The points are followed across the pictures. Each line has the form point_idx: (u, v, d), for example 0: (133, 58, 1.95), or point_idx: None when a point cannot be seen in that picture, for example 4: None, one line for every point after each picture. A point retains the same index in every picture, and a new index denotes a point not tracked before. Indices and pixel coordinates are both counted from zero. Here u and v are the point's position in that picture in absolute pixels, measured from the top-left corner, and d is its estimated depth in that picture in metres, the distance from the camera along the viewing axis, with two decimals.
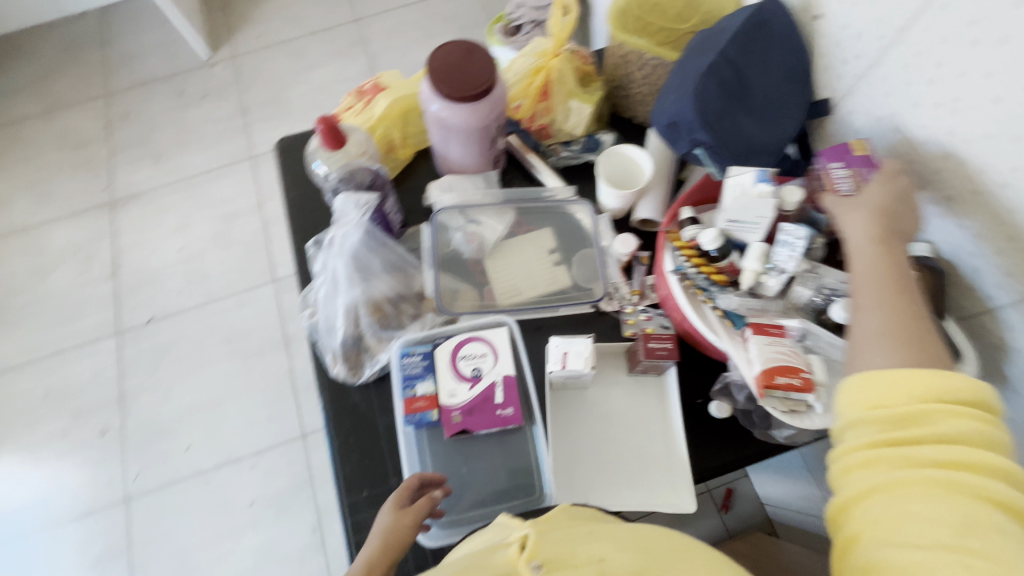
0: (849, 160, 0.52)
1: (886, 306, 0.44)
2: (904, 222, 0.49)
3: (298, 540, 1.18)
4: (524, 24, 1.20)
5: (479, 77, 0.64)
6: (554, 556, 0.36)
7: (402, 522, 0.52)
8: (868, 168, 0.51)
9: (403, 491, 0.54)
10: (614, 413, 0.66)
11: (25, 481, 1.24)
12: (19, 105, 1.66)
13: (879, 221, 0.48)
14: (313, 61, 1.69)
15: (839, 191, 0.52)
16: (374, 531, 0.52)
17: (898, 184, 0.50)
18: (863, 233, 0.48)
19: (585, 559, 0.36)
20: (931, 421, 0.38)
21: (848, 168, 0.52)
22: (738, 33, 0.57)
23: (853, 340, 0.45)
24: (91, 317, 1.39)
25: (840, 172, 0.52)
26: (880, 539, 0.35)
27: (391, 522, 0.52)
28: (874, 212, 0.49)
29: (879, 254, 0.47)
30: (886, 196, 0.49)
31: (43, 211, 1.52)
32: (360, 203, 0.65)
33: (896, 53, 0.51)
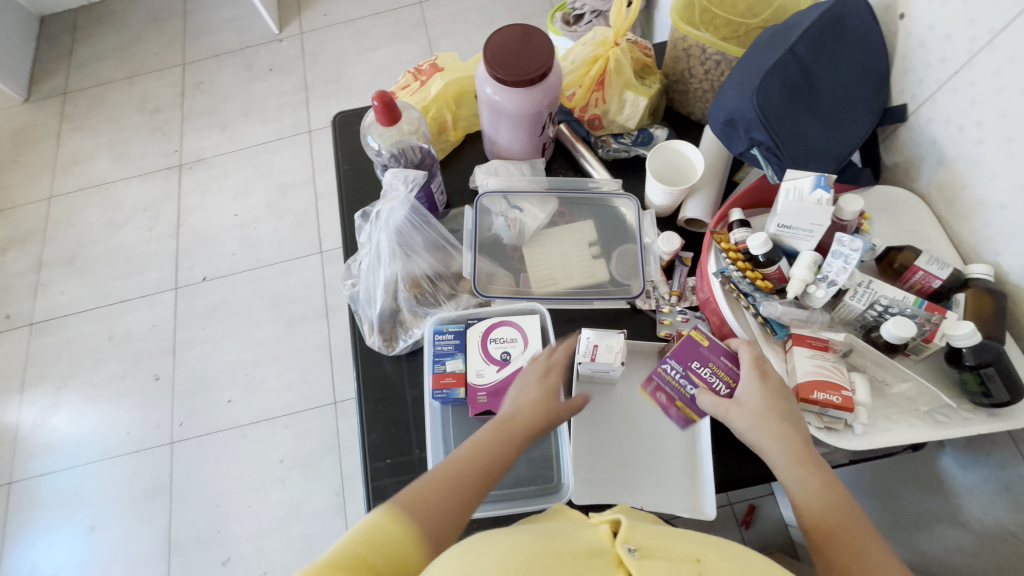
0: (703, 357, 0.58)
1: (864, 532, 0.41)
2: (797, 415, 0.48)
3: (322, 500, 1.23)
4: (585, 14, 1.19)
5: (536, 61, 0.63)
6: (647, 543, 0.37)
7: (554, 400, 0.56)
8: (722, 359, 0.57)
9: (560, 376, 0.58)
10: (643, 415, 0.64)
11: (86, 414, 1.35)
12: (106, 68, 1.79)
13: (786, 432, 0.46)
14: (376, 42, 1.73)
15: (716, 389, 0.56)
16: (526, 393, 0.56)
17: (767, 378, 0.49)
18: (776, 448, 0.46)
19: (680, 556, 0.36)
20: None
21: (708, 366, 0.57)
22: (811, 29, 0.54)
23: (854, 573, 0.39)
24: (154, 271, 1.49)
25: (705, 370, 0.57)
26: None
27: (547, 397, 0.55)
28: (764, 412, 0.47)
29: (812, 477, 0.44)
30: (762, 395, 0.48)
31: (120, 169, 1.63)
32: (407, 179, 0.64)
33: (988, 57, 0.47)
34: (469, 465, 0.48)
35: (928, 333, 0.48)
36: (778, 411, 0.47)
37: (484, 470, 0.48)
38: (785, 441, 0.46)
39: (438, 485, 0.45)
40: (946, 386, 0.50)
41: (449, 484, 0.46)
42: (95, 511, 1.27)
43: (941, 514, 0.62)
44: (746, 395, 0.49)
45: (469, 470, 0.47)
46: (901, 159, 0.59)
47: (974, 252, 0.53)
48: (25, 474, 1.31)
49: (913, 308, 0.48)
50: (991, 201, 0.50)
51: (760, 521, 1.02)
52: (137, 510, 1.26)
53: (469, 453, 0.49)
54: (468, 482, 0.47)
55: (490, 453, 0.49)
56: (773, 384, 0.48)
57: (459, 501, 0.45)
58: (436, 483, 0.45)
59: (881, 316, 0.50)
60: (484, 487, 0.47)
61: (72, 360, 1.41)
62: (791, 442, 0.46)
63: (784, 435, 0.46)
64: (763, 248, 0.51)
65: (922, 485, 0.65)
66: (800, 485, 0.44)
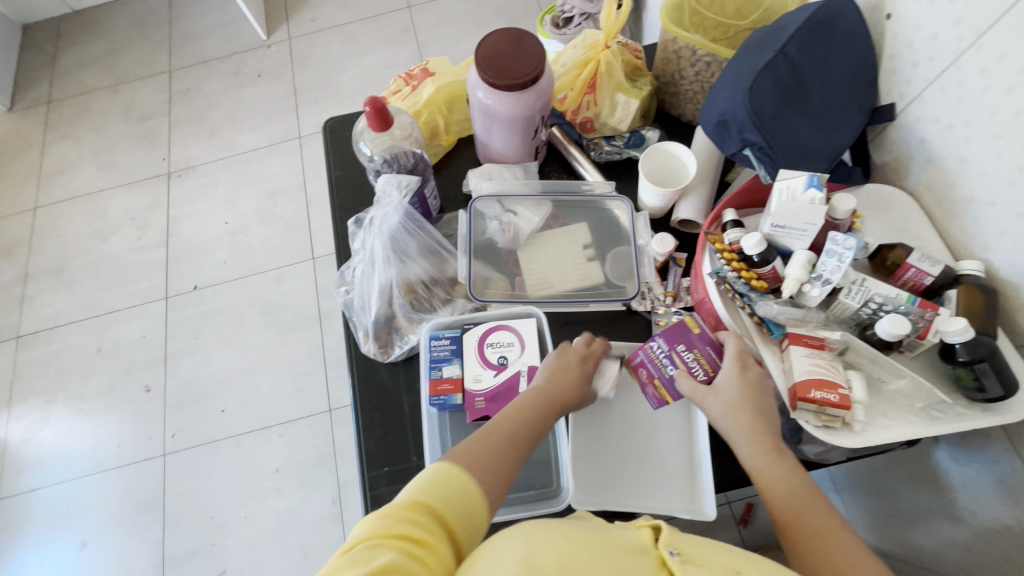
0: (690, 342, 0.55)
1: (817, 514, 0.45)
2: (768, 407, 0.51)
3: (319, 509, 1.22)
4: (574, 16, 1.19)
5: (528, 65, 0.63)
6: (689, 550, 0.40)
7: (587, 375, 0.58)
8: (709, 346, 0.55)
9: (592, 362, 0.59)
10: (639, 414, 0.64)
11: (76, 428, 1.33)
12: (91, 76, 1.77)
13: (757, 421, 0.50)
14: (364, 47, 1.73)
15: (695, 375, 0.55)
16: (562, 366, 0.58)
17: (746, 372, 0.52)
18: (746, 435, 0.50)
19: (721, 566, 0.39)
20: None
21: (692, 351, 0.55)
22: (801, 30, 0.55)
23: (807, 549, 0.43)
24: (143, 281, 1.47)
25: (688, 354, 0.55)
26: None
27: (582, 372, 0.58)
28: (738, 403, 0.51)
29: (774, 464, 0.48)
30: (739, 387, 0.51)
31: (107, 178, 1.61)
32: (401, 183, 0.64)
33: (974, 57, 0.48)
34: (507, 427, 0.51)
35: (922, 329, 0.48)
36: (749, 402, 0.51)
37: (523, 431, 0.51)
38: (755, 429, 0.49)
39: (481, 443, 0.49)
40: (941, 382, 0.50)
41: (492, 441, 0.49)
42: (86, 526, 1.24)
43: (937, 509, 0.62)
44: (724, 384, 0.52)
45: (508, 429, 0.51)
46: (890, 158, 0.60)
47: (964, 248, 0.54)
48: (13, 491, 1.29)
49: (908, 305, 0.49)
50: (980, 198, 0.51)
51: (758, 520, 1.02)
52: (130, 524, 1.24)
53: (511, 415, 0.52)
54: (510, 440, 0.50)
55: (529, 418, 0.53)
56: (751, 378, 0.51)
57: (503, 456, 0.48)
58: (479, 442, 0.49)
59: (875, 314, 0.50)
60: (527, 446, 0.51)
61: (60, 373, 1.39)
62: (757, 433, 0.50)
63: (752, 427, 0.50)
64: (757, 250, 0.51)
65: (917, 480, 0.66)
66: (766, 469, 0.48)
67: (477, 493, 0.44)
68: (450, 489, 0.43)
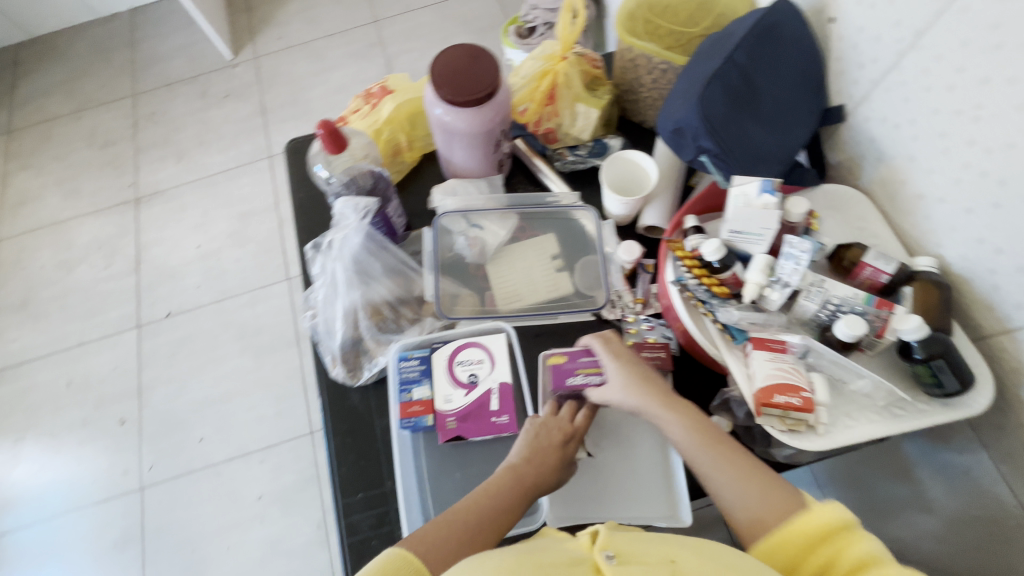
0: (569, 370, 0.60)
1: (724, 462, 0.50)
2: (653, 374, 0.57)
3: (303, 535, 1.19)
4: (538, 26, 1.20)
5: (483, 81, 0.63)
6: (625, 549, 0.40)
7: (564, 461, 0.55)
8: (581, 360, 0.60)
9: (562, 432, 0.56)
10: (611, 423, 0.63)
11: (48, 466, 1.29)
12: (52, 104, 1.73)
13: (651, 394, 0.55)
14: (332, 63, 1.72)
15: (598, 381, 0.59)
16: (540, 448, 0.55)
17: (617, 350, 0.58)
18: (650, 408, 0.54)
19: (657, 559, 0.39)
20: (832, 548, 0.43)
21: (578, 374, 0.59)
22: (748, 36, 0.55)
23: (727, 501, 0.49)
24: (114, 311, 1.44)
25: (579, 378, 0.59)
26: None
27: (560, 458, 0.55)
28: (627, 384, 0.55)
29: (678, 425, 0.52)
30: (631, 371, 0.56)
31: (72, 206, 1.57)
32: (358, 207, 0.62)
33: (914, 58, 0.48)
34: (473, 511, 0.50)
35: (880, 328, 0.48)
36: (640, 381, 0.55)
37: (488, 517, 0.50)
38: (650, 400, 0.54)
39: (443, 529, 0.47)
40: (900, 378, 0.51)
41: (454, 525, 0.48)
42: (62, 567, 1.20)
43: (910, 500, 0.63)
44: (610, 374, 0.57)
45: (471, 515, 0.49)
46: (844, 158, 0.61)
47: (918, 244, 0.54)
48: None
49: (863, 305, 0.49)
50: (930, 194, 0.51)
51: None
52: (107, 563, 1.20)
53: (475, 501, 0.50)
54: (475, 530, 0.48)
55: (496, 500, 0.51)
56: (627, 358, 0.57)
57: (464, 542, 0.47)
58: (441, 525, 0.48)
59: (833, 315, 0.50)
60: (492, 533, 0.49)
61: (28, 411, 1.34)
62: (653, 392, 0.55)
63: (652, 392, 0.55)
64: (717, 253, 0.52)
65: (891, 472, 0.66)
66: (673, 427, 0.53)
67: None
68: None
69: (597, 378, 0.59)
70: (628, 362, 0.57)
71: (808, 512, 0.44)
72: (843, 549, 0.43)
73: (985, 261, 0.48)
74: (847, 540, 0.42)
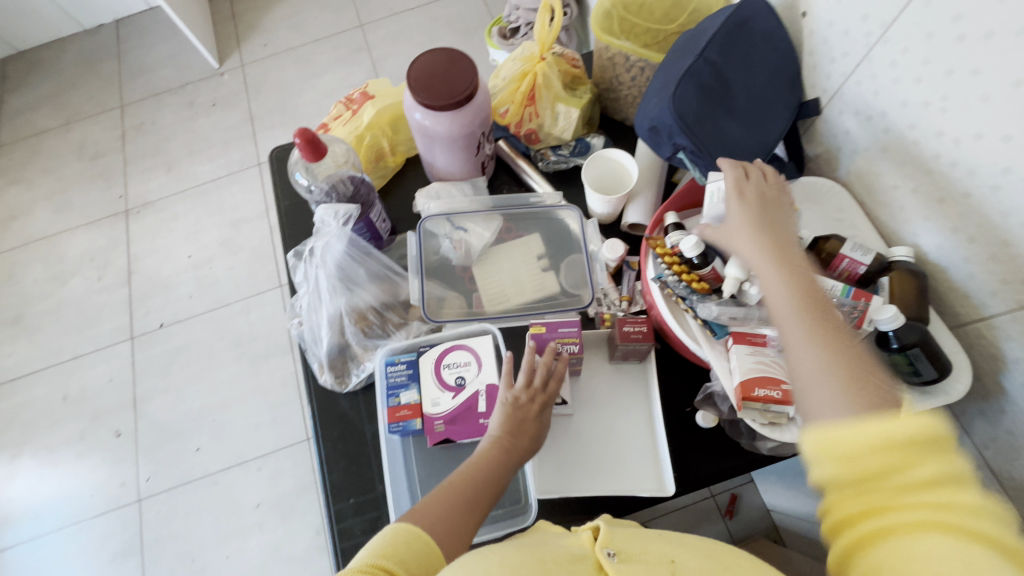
0: (549, 338, 0.60)
1: (819, 334, 0.41)
2: (795, 242, 0.48)
3: (303, 541, 1.20)
4: (520, 26, 1.20)
5: (461, 84, 0.63)
6: (625, 547, 0.41)
7: (543, 427, 0.55)
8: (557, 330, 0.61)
9: (540, 397, 0.56)
10: (600, 399, 0.64)
11: (46, 479, 1.29)
12: (40, 117, 1.72)
13: (775, 249, 0.46)
14: (319, 68, 1.71)
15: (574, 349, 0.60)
16: (520, 421, 0.54)
17: (752, 194, 0.49)
18: (762, 259, 0.46)
19: (656, 558, 0.40)
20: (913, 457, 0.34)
21: (556, 341, 0.60)
22: (719, 33, 0.55)
23: (794, 375, 0.41)
24: (108, 323, 1.44)
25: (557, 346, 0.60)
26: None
27: (540, 425, 0.55)
28: (752, 228, 0.47)
29: (788, 282, 0.44)
30: (756, 220, 0.48)
31: (62, 220, 1.57)
32: (338, 213, 0.62)
33: (883, 51, 0.49)
34: (468, 484, 0.49)
35: (858, 319, 0.48)
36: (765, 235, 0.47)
37: (479, 486, 0.50)
38: (767, 254, 0.46)
39: (439, 501, 0.47)
40: None
41: (450, 497, 0.48)
42: None
43: None
44: (733, 221, 0.49)
45: (463, 483, 0.49)
46: (821, 150, 0.61)
47: (895, 235, 0.55)
48: None
49: (842, 297, 0.49)
50: (904, 186, 0.52)
51: (742, 510, 1.09)
52: None
53: (465, 474, 0.50)
54: (471, 501, 0.48)
55: (488, 472, 0.51)
56: (753, 203, 0.48)
57: (462, 517, 0.47)
58: (437, 499, 0.48)
59: None
60: (485, 503, 0.49)
61: (26, 426, 1.34)
62: (768, 248, 0.46)
63: (771, 246, 0.46)
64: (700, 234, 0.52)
65: None
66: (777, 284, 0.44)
67: (437, 562, 0.43)
68: (410, 552, 0.42)
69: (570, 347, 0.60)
70: (759, 206, 0.49)
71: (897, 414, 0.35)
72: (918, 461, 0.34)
73: (960, 250, 0.48)
74: (923, 458, 0.33)
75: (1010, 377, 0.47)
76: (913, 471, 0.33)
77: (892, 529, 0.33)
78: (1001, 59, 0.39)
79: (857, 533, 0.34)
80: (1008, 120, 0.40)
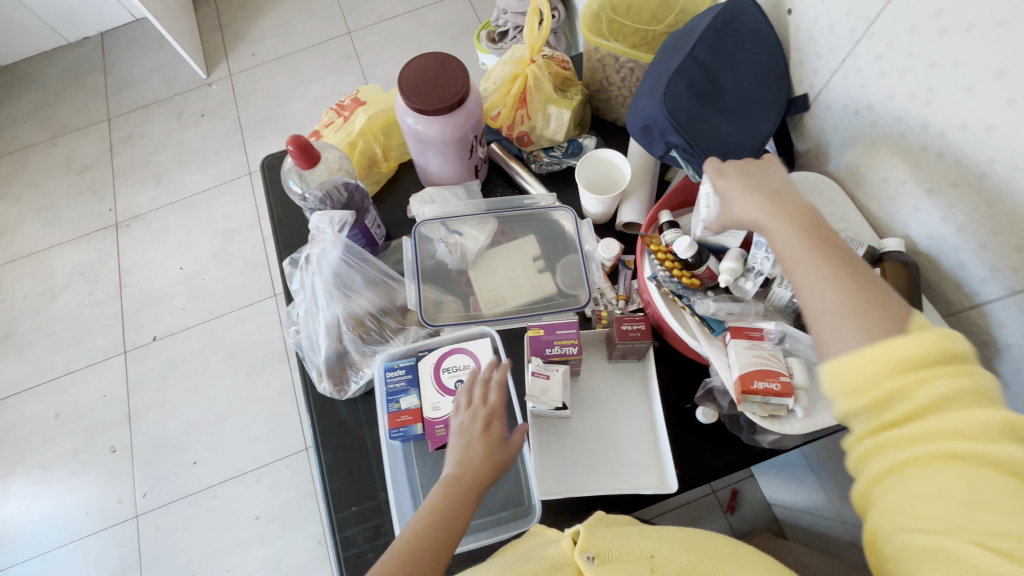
0: (547, 341, 0.60)
1: (828, 274, 0.39)
2: (789, 188, 0.46)
3: (305, 552, 1.19)
4: (509, 30, 1.21)
5: (452, 88, 0.63)
6: (605, 549, 0.41)
7: (498, 443, 0.51)
8: (555, 332, 0.60)
9: (490, 418, 0.52)
10: (600, 399, 0.65)
11: (40, 498, 1.27)
12: (25, 131, 1.71)
13: (771, 199, 0.44)
14: (308, 76, 1.71)
15: (573, 351, 0.59)
16: (467, 446, 0.50)
17: (734, 165, 0.48)
18: (759, 212, 0.44)
19: (636, 556, 0.41)
20: (918, 380, 0.34)
21: (555, 343, 0.60)
22: (707, 32, 0.56)
23: (811, 322, 0.40)
24: (100, 337, 1.42)
25: (556, 347, 0.60)
26: (904, 524, 0.33)
27: (491, 443, 0.51)
28: (745, 188, 0.46)
29: (787, 227, 0.42)
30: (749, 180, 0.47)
31: (51, 235, 1.55)
32: (333, 220, 0.62)
33: (868, 46, 0.49)
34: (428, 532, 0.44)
35: None
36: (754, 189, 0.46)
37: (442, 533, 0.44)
38: (762, 205, 0.44)
39: None
40: None
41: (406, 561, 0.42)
42: None
43: None
44: (722, 184, 0.48)
45: (428, 548, 0.43)
46: (811, 145, 0.62)
47: (886, 226, 0.56)
48: None
49: None
50: (892, 178, 0.52)
51: (743, 505, 1.09)
52: None
53: (419, 528, 0.44)
54: (429, 552, 0.43)
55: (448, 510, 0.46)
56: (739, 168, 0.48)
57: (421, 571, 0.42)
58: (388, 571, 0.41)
59: None
60: (447, 549, 0.44)
61: (18, 444, 1.32)
62: (765, 200, 0.44)
63: (773, 198, 0.44)
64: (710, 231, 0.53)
65: None
66: (782, 233, 0.43)
67: None
68: None
69: (570, 349, 0.59)
70: (750, 171, 0.48)
71: (908, 337, 0.35)
72: (924, 383, 0.34)
73: (950, 239, 0.49)
74: (939, 384, 0.34)
75: (1003, 362, 0.48)
76: (921, 393, 0.34)
77: (905, 457, 0.34)
78: (983, 51, 0.40)
79: (874, 463, 0.35)
80: (991, 110, 0.41)
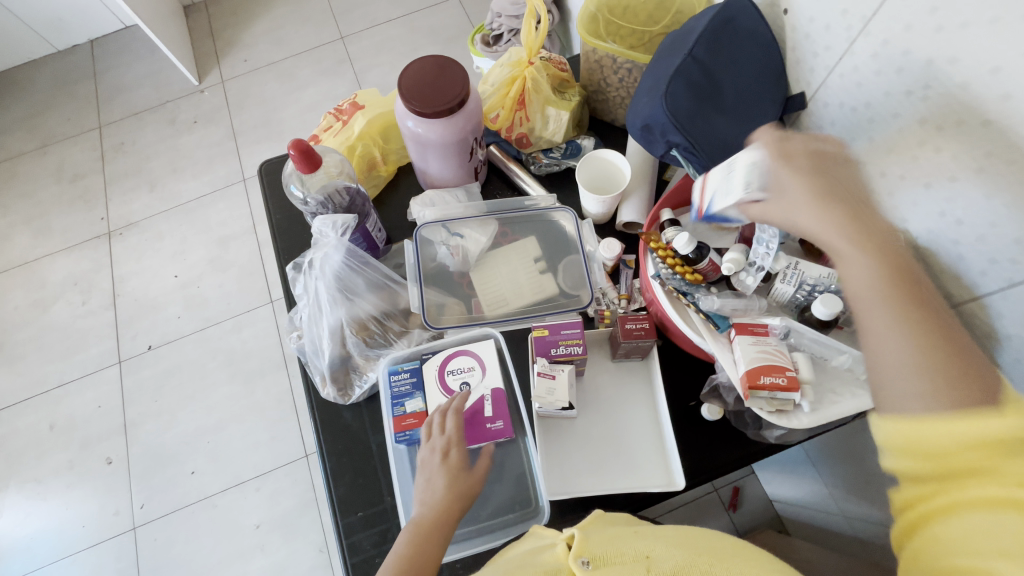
0: (552, 341, 0.60)
1: (906, 326, 0.38)
2: (872, 212, 0.43)
3: (306, 560, 1.17)
4: (504, 33, 1.21)
5: (452, 91, 0.64)
6: (600, 553, 0.42)
7: (461, 470, 0.53)
8: (559, 331, 0.61)
9: (451, 447, 0.54)
10: (605, 399, 0.65)
11: (35, 512, 1.25)
12: (15, 141, 1.69)
13: (852, 225, 0.41)
14: (302, 81, 1.71)
15: (578, 350, 0.59)
16: (429, 480, 0.52)
17: (805, 161, 0.44)
18: (839, 240, 0.41)
19: (632, 557, 0.41)
20: (997, 451, 0.33)
21: (560, 343, 0.60)
22: (706, 32, 0.57)
23: (876, 368, 0.40)
24: (94, 348, 1.40)
25: (561, 347, 0.59)
26: (945, 556, 0.33)
27: (456, 471, 0.52)
28: (815, 200, 0.42)
29: (867, 265, 0.40)
30: (823, 192, 0.42)
31: (42, 244, 1.53)
32: (336, 224, 0.62)
33: (864, 44, 0.50)
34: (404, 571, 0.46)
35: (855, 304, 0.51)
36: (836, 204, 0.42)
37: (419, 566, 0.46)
38: (837, 231, 0.41)
39: None
40: None
41: None
42: None
43: None
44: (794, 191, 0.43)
45: None
46: None
47: None
48: None
49: (838, 284, 0.51)
50: (890, 173, 0.53)
51: (745, 502, 1.10)
52: None
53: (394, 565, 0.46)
54: None
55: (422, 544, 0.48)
56: (815, 168, 0.43)
57: None
58: None
59: (810, 296, 0.52)
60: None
61: (12, 458, 1.30)
62: (844, 224, 0.41)
63: (854, 225, 0.41)
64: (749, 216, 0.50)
65: None
66: (861, 269, 0.40)
67: None
68: None
69: (575, 348, 0.59)
70: (828, 177, 0.43)
71: (995, 412, 0.34)
72: (1004, 455, 0.33)
73: (948, 233, 0.49)
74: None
75: (1004, 353, 0.49)
76: (1000, 465, 0.33)
77: (963, 498, 0.34)
78: (977, 47, 0.41)
79: (925, 506, 0.35)
80: (988, 105, 0.42)
